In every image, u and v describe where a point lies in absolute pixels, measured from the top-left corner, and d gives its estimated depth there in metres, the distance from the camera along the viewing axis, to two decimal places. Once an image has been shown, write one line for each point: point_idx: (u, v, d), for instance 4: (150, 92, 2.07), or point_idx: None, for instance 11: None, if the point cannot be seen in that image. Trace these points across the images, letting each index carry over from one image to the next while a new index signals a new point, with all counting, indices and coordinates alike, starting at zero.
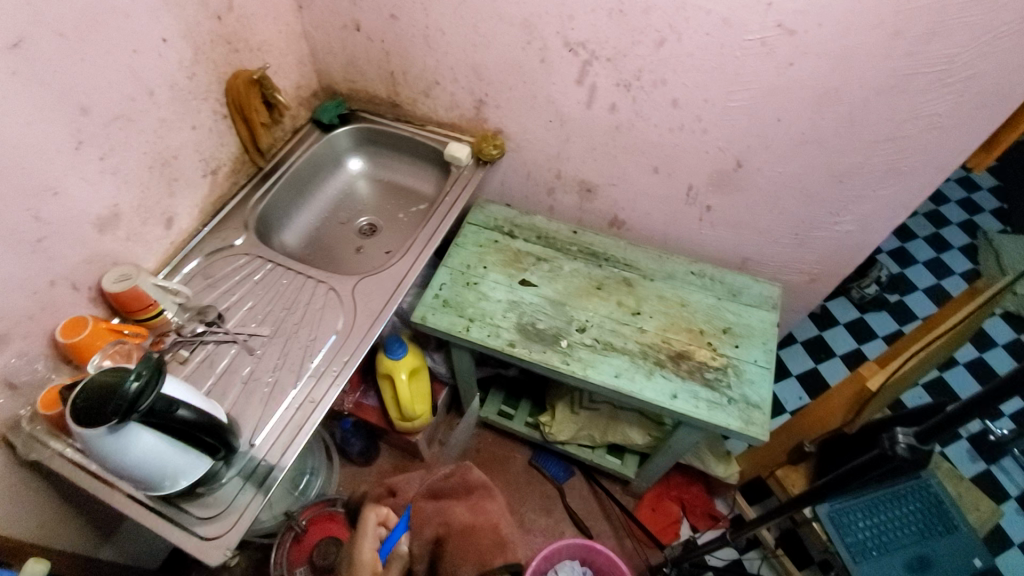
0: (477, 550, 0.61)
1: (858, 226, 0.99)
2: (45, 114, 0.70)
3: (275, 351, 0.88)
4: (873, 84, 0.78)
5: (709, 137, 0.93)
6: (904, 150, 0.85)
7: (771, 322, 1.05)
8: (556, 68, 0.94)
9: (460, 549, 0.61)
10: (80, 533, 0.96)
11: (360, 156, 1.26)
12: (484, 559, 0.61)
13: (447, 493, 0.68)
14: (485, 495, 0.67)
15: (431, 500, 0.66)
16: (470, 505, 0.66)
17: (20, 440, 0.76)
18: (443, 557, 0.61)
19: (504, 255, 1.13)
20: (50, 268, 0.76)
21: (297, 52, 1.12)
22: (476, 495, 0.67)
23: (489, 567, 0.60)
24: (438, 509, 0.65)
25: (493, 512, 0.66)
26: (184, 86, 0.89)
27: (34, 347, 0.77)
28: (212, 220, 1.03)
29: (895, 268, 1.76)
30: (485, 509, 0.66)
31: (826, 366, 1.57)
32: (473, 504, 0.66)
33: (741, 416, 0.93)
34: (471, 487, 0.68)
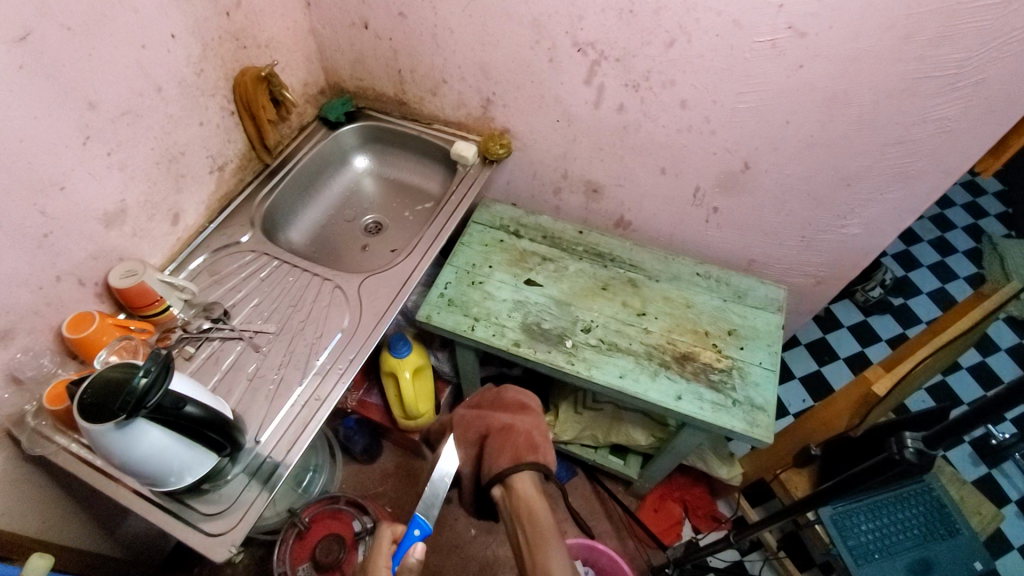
0: (511, 447, 0.66)
1: (866, 230, 0.99)
2: (52, 109, 0.70)
3: (281, 348, 0.88)
4: (882, 87, 0.78)
5: (717, 138, 0.93)
6: (913, 154, 0.84)
7: (776, 324, 1.04)
8: (565, 68, 0.94)
9: (496, 449, 0.67)
10: (84, 527, 0.96)
11: (366, 154, 1.26)
12: (509, 449, 0.66)
13: (488, 404, 0.76)
14: (526, 412, 0.72)
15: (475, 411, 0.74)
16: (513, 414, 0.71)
17: (25, 435, 0.76)
18: (486, 450, 0.68)
19: (509, 255, 1.13)
20: (56, 263, 0.76)
21: (305, 49, 1.12)
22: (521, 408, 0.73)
23: (522, 461, 0.65)
24: (478, 415, 0.72)
25: (528, 422, 0.70)
26: (192, 82, 0.89)
27: (40, 342, 0.77)
28: (218, 216, 1.03)
29: (899, 271, 1.76)
30: (520, 415, 0.72)
31: (830, 369, 1.57)
32: (513, 411, 0.73)
33: (745, 418, 0.93)
34: (509, 402, 0.74)
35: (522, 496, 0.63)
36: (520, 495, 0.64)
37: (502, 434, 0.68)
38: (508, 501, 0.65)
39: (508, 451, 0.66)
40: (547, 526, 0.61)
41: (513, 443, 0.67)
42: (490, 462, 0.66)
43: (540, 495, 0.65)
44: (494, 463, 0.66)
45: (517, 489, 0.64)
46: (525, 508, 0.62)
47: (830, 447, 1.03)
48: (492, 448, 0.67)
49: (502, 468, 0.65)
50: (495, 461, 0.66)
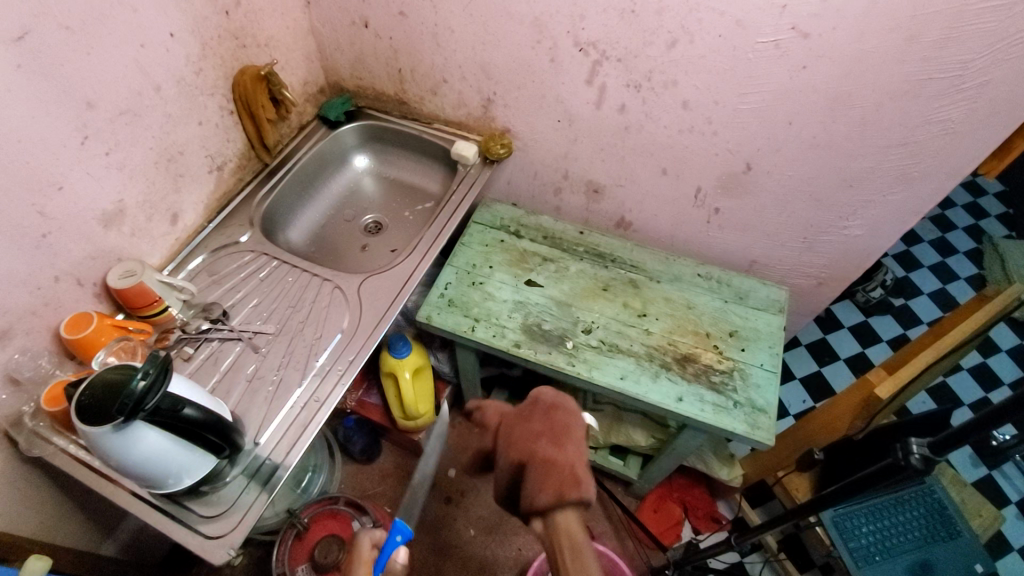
0: (554, 484, 0.63)
1: (868, 231, 0.99)
2: (50, 109, 0.69)
3: (280, 349, 0.87)
4: (886, 88, 0.77)
5: (719, 139, 0.93)
6: (916, 156, 0.84)
7: (777, 325, 1.04)
8: (566, 67, 0.93)
9: (538, 483, 0.64)
10: (82, 528, 0.96)
11: (366, 153, 1.26)
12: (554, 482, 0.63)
13: (531, 419, 0.71)
14: (575, 437, 0.68)
15: (522, 429, 0.70)
16: (558, 441, 0.67)
17: (23, 436, 0.75)
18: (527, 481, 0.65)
19: (510, 255, 1.12)
20: (54, 264, 0.76)
21: (305, 48, 1.12)
22: (568, 432, 0.68)
23: (563, 500, 0.63)
24: (525, 432, 0.69)
25: (572, 450, 0.66)
26: (191, 82, 0.88)
27: (37, 343, 0.76)
28: (217, 216, 1.02)
29: (900, 272, 1.76)
30: (565, 443, 0.67)
31: (830, 370, 1.57)
32: (558, 433, 0.68)
33: (746, 420, 0.93)
34: (556, 420, 0.69)
35: (563, 536, 0.62)
36: (561, 535, 0.62)
37: (546, 469, 0.65)
38: (548, 534, 0.63)
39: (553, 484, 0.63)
40: (587, 558, 0.60)
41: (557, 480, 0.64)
42: (531, 496, 0.64)
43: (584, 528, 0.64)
44: (535, 498, 0.63)
45: (561, 529, 0.62)
46: (568, 542, 0.62)
47: (832, 450, 1.02)
48: (536, 480, 0.64)
49: (543, 504, 0.63)
50: (537, 494, 0.63)
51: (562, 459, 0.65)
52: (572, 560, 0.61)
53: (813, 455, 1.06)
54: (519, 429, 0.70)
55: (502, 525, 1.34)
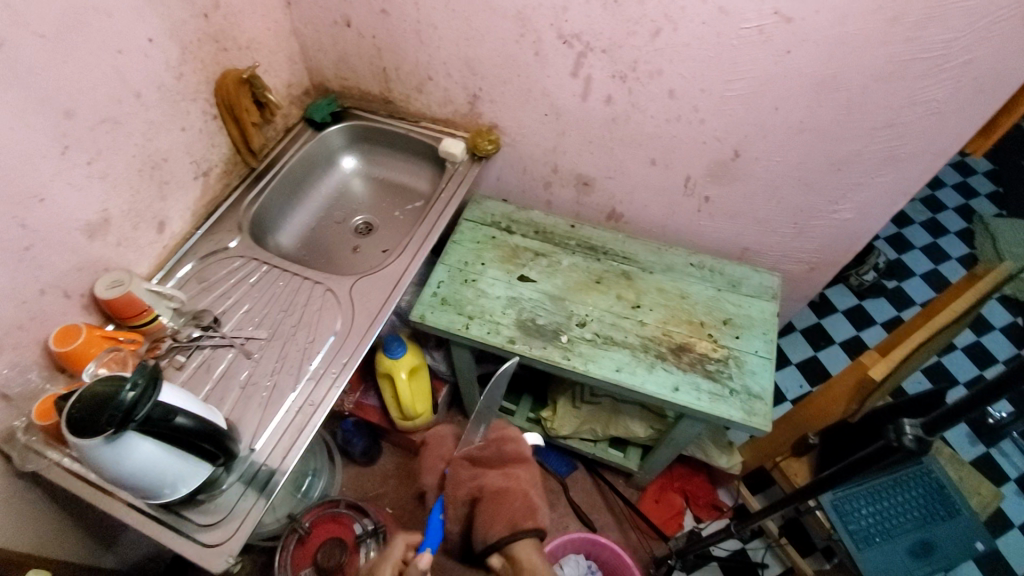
0: (508, 516, 0.66)
1: (858, 214, 0.99)
2: (28, 119, 0.68)
3: (273, 354, 0.87)
4: (870, 70, 0.77)
5: (706, 127, 0.93)
6: (902, 137, 0.84)
7: (771, 312, 1.04)
8: (550, 60, 0.93)
9: (498, 516, 0.66)
10: (81, 541, 0.95)
11: (354, 154, 1.25)
12: (503, 515, 0.66)
13: (479, 453, 0.73)
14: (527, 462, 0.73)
15: (468, 465, 0.72)
16: (510, 471, 0.71)
17: (16, 452, 0.75)
18: (477, 518, 0.67)
19: (502, 251, 1.12)
20: (39, 276, 0.75)
21: (287, 50, 1.11)
22: (519, 460, 0.73)
23: (520, 529, 0.66)
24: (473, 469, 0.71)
25: (524, 479, 0.70)
26: (172, 87, 0.87)
27: (27, 357, 0.76)
28: (205, 222, 1.01)
29: (892, 254, 1.76)
30: (515, 472, 0.71)
31: (826, 354, 1.57)
32: (505, 466, 0.72)
33: (743, 407, 0.93)
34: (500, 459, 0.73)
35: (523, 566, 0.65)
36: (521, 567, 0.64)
37: (500, 499, 0.67)
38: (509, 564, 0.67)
39: (503, 518, 0.66)
40: None
41: (513, 507, 0.67)
42: (485, 530, 0.66)
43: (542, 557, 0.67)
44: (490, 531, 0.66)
45: (519, 558, 0.65)
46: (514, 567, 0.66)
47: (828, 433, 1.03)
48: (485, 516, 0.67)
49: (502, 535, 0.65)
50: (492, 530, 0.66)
51: (516, 492, 0.68)
52: None
53: (809, 439, 1.06)
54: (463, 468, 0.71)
55: None
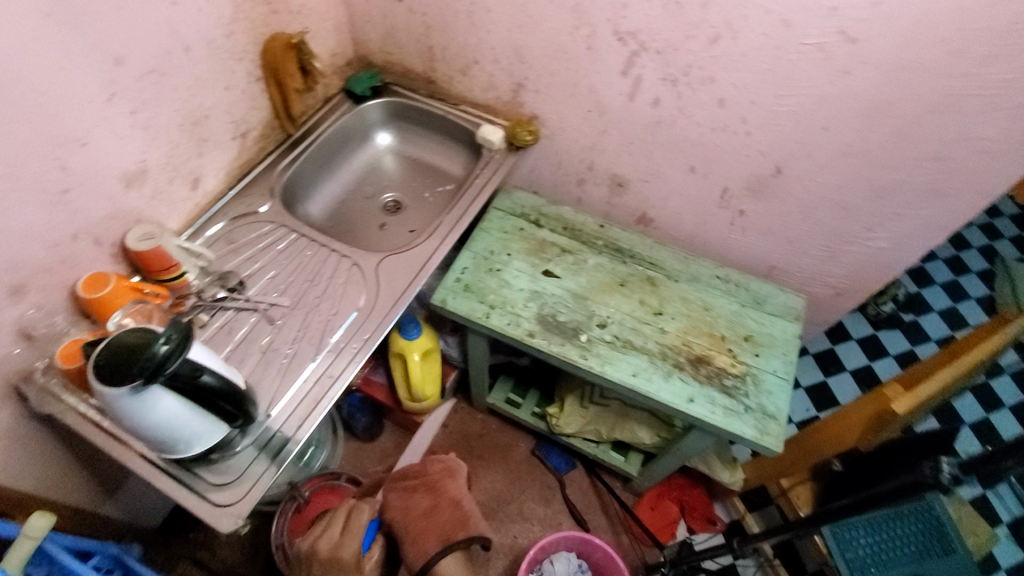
0: (439, 530, 0.87)
1: (893, 244, 0.98)
2: (77, 62, 0.67)
3: (295, 323, 0.87)
4: (928, 99, 0.75)
5: (751, 140, 0.91)
6: (950, 172, 0.83)
7: (794, 333, 1.03)
8: (602, 57, 0.91)
9: (431, 532, 0.87)
10: (85, 487, 0.96)
11: (389, 131, 1.24)
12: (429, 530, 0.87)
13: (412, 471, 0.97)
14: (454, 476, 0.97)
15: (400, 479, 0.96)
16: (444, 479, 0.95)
17: (33, 392, 0.75)
18: (410, 536, 0.87)
19: (528, 244, 1.11)
20: (72, 221, 0.75)
21: (335, 18, 1.09)
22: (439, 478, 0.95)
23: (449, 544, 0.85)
24: (410, 497, 0.92)
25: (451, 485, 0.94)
26: (221, 45, 0.87)
27: (52, 300, 0.76)
28: (237, 184, 1.01)
29: (912, 286, 1.75)
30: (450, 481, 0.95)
31: (836, 381, 1.56)
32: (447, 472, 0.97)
33: (756, 425, 0.92)
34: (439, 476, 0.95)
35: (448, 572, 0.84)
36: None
37: (431, 516, 0.89)
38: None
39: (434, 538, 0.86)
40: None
41: (445, 521, 0.88)
42: (421, 545, 0.85)
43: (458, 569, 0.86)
44: (425, 546, 0.85)
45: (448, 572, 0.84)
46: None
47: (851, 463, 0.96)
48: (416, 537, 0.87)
49: (433, 549, 0.84)
50: (425, 548, 0.85)
51: (437, 506, 0.90)
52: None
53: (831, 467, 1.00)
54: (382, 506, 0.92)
55: (500, 511, 1.36)
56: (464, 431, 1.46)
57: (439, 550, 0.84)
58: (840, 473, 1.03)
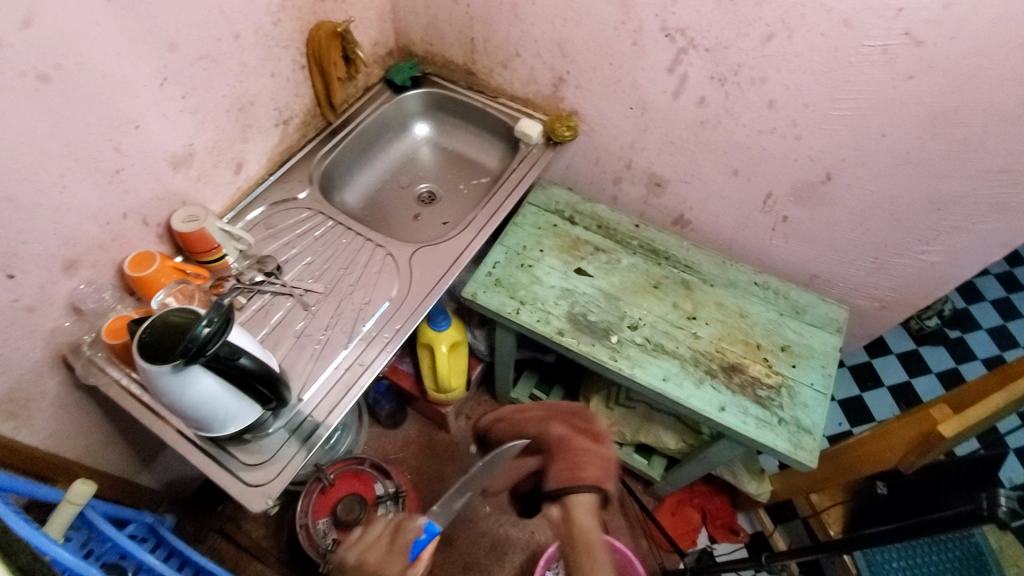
0: (595, 469, 0.71)
1: (946, 258, 0.93)
2: (134, 46, 0.69)
3: (329, 310, 0.88)
4: (997, 108, 0.71)
5: (801, 144, 0.88)
6: (1016, 185, 0.78)
7: (833, 346, 1.00)
8: (648, 53, 0.89)
9: (587, 465, 0.71)
10: (123, 457, 1.00)
11: (427, 122, 1.24)
12: (578, 471, 0.71)
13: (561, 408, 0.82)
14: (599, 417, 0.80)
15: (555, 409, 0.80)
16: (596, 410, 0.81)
17: (80, 363, 0.78)
18: (559, 466, 0.73)
19: (562, 241, 1.10)
20: (123, 201, 0.77)
21: (379, 7, 1.10)
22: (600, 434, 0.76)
23: (599, 488, 0.70)
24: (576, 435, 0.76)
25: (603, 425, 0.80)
26: (268, 32, 0.88)
27: (102, 277, 0.79)
28: (278, 169, 1.03)
29: (960, 303, 1.67)
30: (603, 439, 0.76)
31: (872, 396, 1.51)
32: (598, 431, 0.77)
33: (790, 438, 0.90)
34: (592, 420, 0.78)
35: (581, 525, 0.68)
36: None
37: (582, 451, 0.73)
38: (565, 525, 0.69)
39: (576, 471, 0.71)
40: (598, 551, 0.67)
41: (597, 462, 0.72)
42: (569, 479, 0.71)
43: (593, 522, 0.69)
44: (582, 475, 0.70)
45: (576, 512, 0.69)
46: (583, 538, 0.67)
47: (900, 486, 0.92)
48: (571, 461, 0.72)
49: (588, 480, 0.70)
50: (578, 473, 0.71)
51: (597, 452, 0.73)
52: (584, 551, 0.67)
53: (877, 489, 0.95)
54: (539, 422, 0.80)
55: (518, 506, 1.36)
56: None
57: (591, 486, 0.69)
58: (884, 498, 0.94)
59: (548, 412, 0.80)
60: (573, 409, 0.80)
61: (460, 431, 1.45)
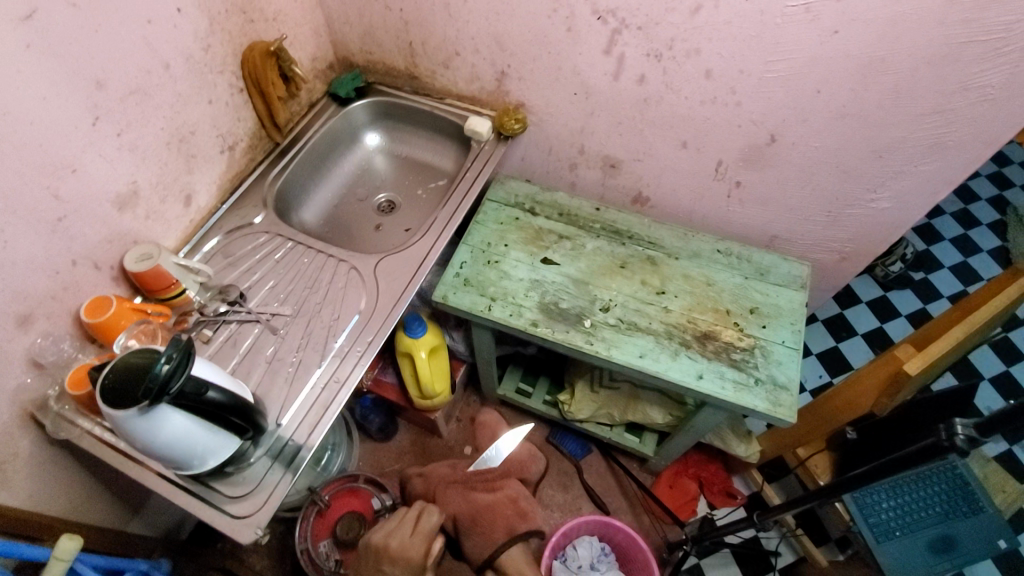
0: (502, 527, 1.01)
1: (896, 204, 0.96)
2: (60, 89, 0.68)
3: (298, 331, 0.87)
4: (921, 52, 0.73)
5: (742, 110, 0.90)
6: (951, 125, 0.81)
7: (800, 301, 1.02)
8: (583, 37, 0.90)
9: (497, 523, 1.01)
10: (110, 508, 0.98)
11: (377, 131, 1.23)
12: (490, 534, 1.00)
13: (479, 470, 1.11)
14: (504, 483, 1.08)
15: (473, 480, 1.09)
16: (500, 485, 1.07)
17: (49, 419, 0.77)
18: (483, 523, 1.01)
19: (525, 233, 1.10)
20: (71, 247, 0.75)
21: (313, 22, 1.09)
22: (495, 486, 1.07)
23: (514, 534, 1.00)
24: (471, 493, 1.06)
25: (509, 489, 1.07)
26: (200, 59, 0.86)
27: (59, 327, 0.77)
28: (230, 197, 1.01)
29: (921, 245, 1.72)
30: (497, 489, 1.07)
31: (848, 345, 1.55)
32: (490, 486, 1.08)
33: (768, 397, 0.92)
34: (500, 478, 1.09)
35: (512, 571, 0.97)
36: (510, 560, 0.97)
37: (489, 511, 1.03)
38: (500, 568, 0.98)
39: (489, 534, 1.00)
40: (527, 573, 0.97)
41: (506, 515, 1.02)
42: (491, 543, 0.99)
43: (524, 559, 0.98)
44: (494, 535, 1.00)
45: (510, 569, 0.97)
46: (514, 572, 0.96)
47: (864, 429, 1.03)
48: (481, 533, 1.01)
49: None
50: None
51: (506, 509, 1.03)
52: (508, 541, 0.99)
53: (848, 435, 1.07)
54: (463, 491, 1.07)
55: None
56: (478, 424, 1.47)
57: (506, 539, 0.99)
58: (854, 441, 1.06)
59: (467, 486, 1.08)
60: (490, 477, 1.10)
61: (452, 434, 1.45)
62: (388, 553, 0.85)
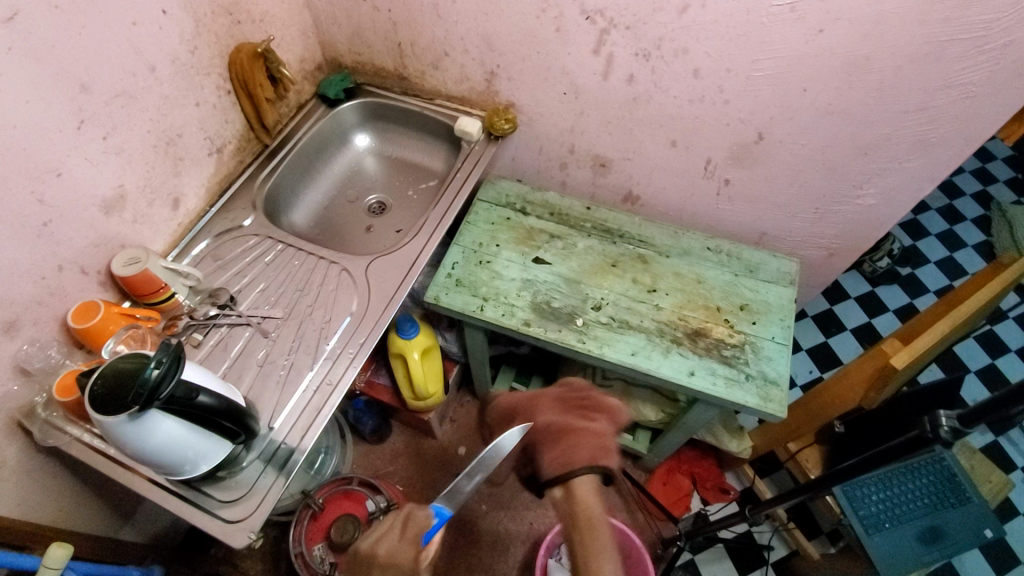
0: (587, 451, 0.78)
1: (881, 200, 0.97)
2: (44, 92, 0.67)
3: (290, 334, 0.87)
4: (905, 51, 0.75)
5: (730, 108, 0.91)
6: (934, 122, 0.82)
7: (789, 298, 1.03)
8: (572, 37, 0.90)
9: (579, 450, 0.78)
10: (100, 515, 0.97)
11: (367, 132, 1.23)
12: (571, 456, 0.77)
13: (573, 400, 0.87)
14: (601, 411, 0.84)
15: (566, 409, 0.85)
16: (595, 413, 0.84)
17: (36, 427, 0.75)
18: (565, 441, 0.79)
19: (516, 233, 1.11)
20: (56, 252, 0.74)
21: (301, 23, 1.08)
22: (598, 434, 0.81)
23: (596, 463, 0.76)
24: (564, 417, 0.83)
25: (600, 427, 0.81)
26: (186, 61, 0.86)
27: (45, 333, 0.76)
28: (219, 200, 1.00)
29: (908, 240, 1.74)
30: (593, 418, 0.83)
31: (837, 340, 1.57)
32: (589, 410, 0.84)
33: (759, 393, 0.92)
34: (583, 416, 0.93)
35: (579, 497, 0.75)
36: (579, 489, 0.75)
37: (575, 436, 0.80)
38: (566, 501, 0.76)
39: (570, 457, 0.77)
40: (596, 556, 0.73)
41: (591, 449, 0.78)
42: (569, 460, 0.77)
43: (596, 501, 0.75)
44: (574, 458, 0.77)
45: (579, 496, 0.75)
46: (584, 513, 0.74)
47: (854, 423, 1.05)
48: (564, 445, 0.79)
49: (581, 464, 0.76)
50: (572, 456, 0.77)
51: (594, 434, 0.80)
52: (584, 529, 0.74)
53: (835, 428, 1.08)
54: (555, 413, 0.84)
55: (513, 501, 1.36)
56: (472, 424, 1.47)
57: (587, 465, 0.76)
58: (842, 434, 1.08)
59: (561, 402, 0.86)
60: (584, 402, 0.86)
61: (447, 435, 1.45)
62: (377, 562, 0.77)
